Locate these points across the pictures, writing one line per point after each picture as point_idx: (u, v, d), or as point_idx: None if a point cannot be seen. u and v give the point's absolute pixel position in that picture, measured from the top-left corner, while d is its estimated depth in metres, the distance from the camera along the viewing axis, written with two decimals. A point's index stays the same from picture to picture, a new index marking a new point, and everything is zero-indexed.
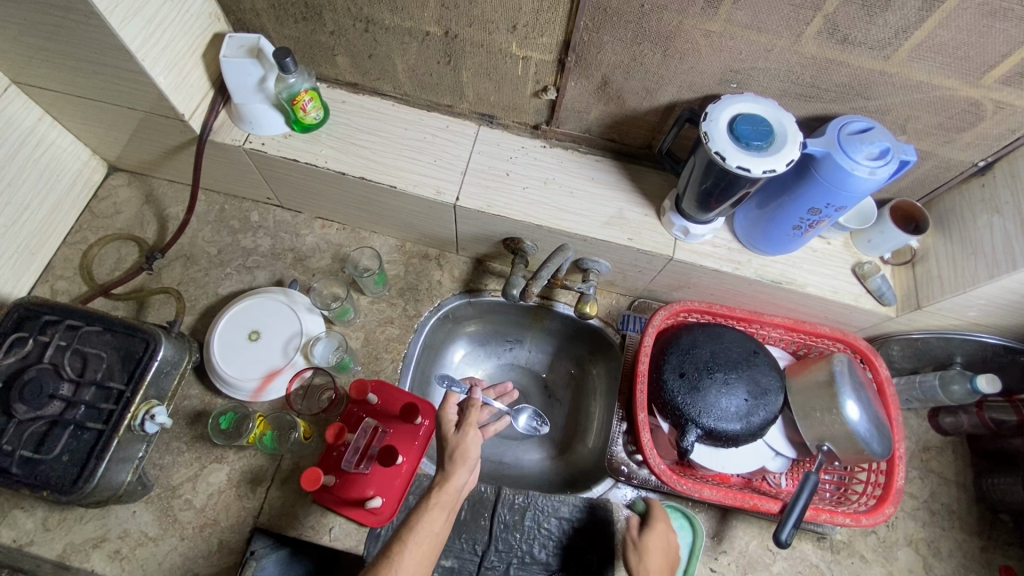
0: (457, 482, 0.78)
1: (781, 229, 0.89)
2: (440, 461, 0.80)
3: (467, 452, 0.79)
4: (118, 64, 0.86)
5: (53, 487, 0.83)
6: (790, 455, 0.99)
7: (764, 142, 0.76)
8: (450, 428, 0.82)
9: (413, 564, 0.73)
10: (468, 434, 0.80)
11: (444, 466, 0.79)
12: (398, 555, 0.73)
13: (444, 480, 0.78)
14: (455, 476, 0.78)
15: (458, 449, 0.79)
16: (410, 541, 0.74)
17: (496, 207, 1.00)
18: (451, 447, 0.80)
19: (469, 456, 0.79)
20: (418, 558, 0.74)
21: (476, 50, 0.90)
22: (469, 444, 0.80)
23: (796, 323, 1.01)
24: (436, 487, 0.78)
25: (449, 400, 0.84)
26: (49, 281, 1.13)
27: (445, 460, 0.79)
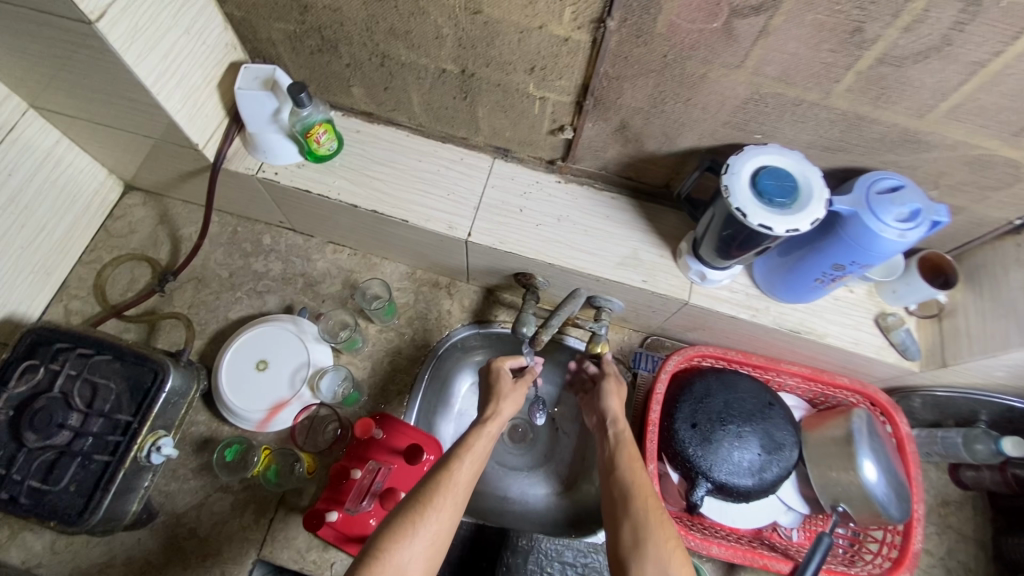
0: (506, 416, 0.87)
1: (803, 280, 0.86)
2: (488, 402, 0.89)
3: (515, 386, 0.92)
4: (133, 97, 0.86)
5: (60, 517, 0.84)
6: (803, 511, 0.96)
7: (788, 199, 0.73)
8: (505, 377, 0.93)
9: (469, 476, 0.76)
10: (522, 387, 0.92)
11: (496, 401, 0.88)
12: (456, 466, 0.76)
13: (496, 413, 0.86)
14: (508, 405, 0.89)
15: (512, 390, 0.91)
16: (468, 457, 0.77)
17: (509, 244, 0.98)
18: (506, 390, 0.90)
19: (519, 401, 0.90)
20: (472, 474, 0.77)
21: (492, 88, 0.88)
22: (519, 394, 0.91)
23: (815, 372, 0.99)
24: (489, 418, 0.85)
25: (510, 357, 0.97)
26: (64, 300, 1.14)
27: (497, 398, 0.89)
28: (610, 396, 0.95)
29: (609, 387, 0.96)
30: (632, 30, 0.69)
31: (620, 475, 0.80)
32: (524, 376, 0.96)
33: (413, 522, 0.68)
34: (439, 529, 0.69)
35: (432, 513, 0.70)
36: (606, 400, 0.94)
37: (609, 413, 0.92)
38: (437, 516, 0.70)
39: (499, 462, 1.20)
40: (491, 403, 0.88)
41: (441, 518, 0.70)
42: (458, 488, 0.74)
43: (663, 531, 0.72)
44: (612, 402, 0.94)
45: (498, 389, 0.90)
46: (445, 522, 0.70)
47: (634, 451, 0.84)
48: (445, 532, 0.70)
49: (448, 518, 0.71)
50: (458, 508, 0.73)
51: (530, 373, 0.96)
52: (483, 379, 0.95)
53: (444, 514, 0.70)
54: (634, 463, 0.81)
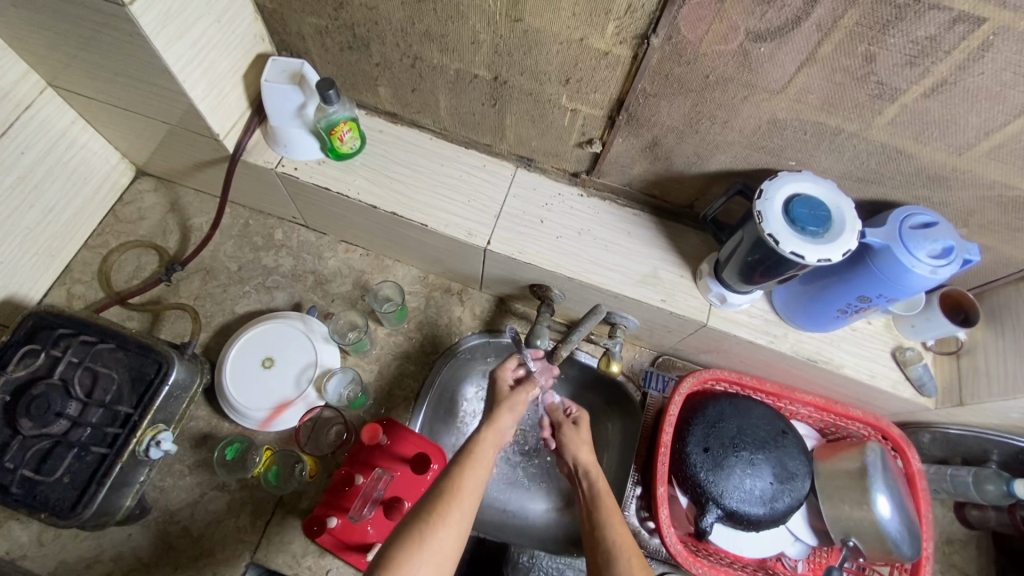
0: (506, 425, 0.82)
1: (826, 310, 0.86)
2: (488, 411, 0.84)
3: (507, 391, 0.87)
4: (158, 82, 0.85)
5: (52, 509, 0.82)
6: (810, 543, 0.94)
7: (821, 228, 0.72)
8: (504, 384, 0.88)
9: (474, 485, 0.72)
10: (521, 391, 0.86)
11: (493, 409, 0.83)
12: (459, 473, 0.73)
13: (495, 420, 0.82)
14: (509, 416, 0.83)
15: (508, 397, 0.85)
16: (471, 464, 0.74)
17: (527, 254, 0.97)
18: (501, 398, 0.85)
19: (519, 406, 0.85)
20: (478, 481, 0.73)
21: (523, 98, 0.87)
22: (519, 400, 0.85)
23: (828, 404, 0.98)
24: (486, 425, 0.81)
25: (506, 362, 0.90)
26: (67, 284, 1.11)
27: (493, 408, 0.84)
28: (571, 449, 0.87)
29: (569, 438, 0.88)
30: (675, 48, 0.68)
31: (600, 530, 0.75)
32: (526, 384, 0.88)
33: (420, 532, 0.65)
34: (447, 540, 0.66)
35: (439, 522, 0.67)
36: (572, 452, 0.86)
37: (579, 463, 0.84)
38: (444, 525, 0.67)
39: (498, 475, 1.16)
40: (488, 412, 0.83)
41: (449, 528, 0.67)
42: (464, 495, 0.70)
43: None
44: (577, 452, 0.85)
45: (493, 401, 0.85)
46: (452, 532, 0.67)
47: (611, 501, 0.78)
48: (455, 543, 0.67)
49: (456, 528, 0.67)
50: (467, 518, 0.69)
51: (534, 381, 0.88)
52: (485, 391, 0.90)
53: (451, 524, 0.67)
54: (612, 515, 0.76)
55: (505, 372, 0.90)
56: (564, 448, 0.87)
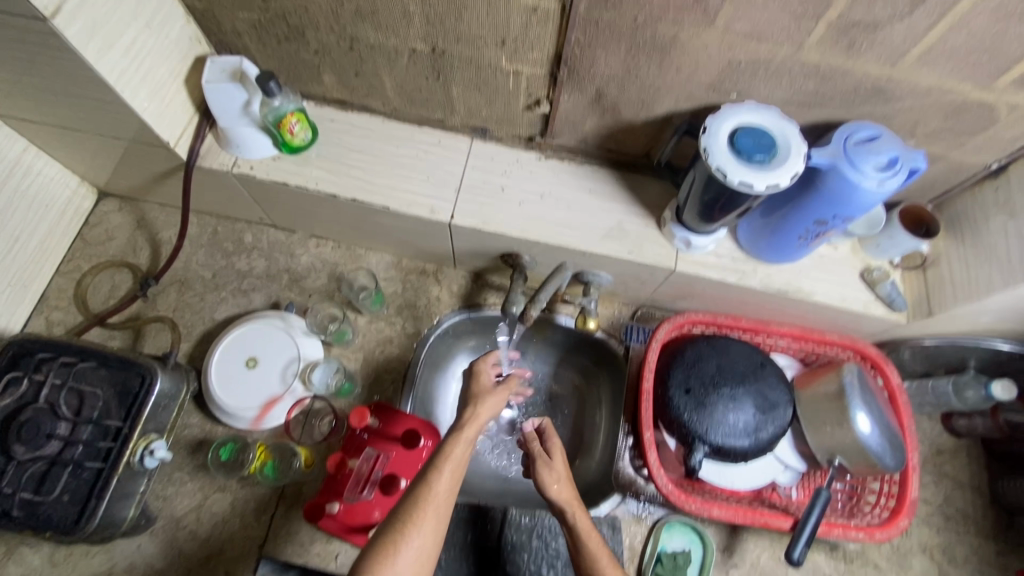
0: (483, 419, 0.82)
1: (788, 238, 0.87)
2: (464, 402, 0.85)
3: (492, 385, 0.87)
4: (98, 96, 0.84)
5: (56, 527, 0.83)
6: (800, 468, 0.96)
7: (767, 155, 0.73)
8: (485, 377, 0.88)
9: (449, 487, 0.72)
10: (502, 388, 0.86)
11: (475, 403, 0.83)
12: (435, 476, 0.72)
13: (473, 415, 0.81)
14: (489, 409, 0.83)
15: (492, 394, 0.85)
16: (447, 466, 0.74)
17: (492, 224, 0.98)
18: (482, 390, 0.86)
19: (499, 403, 0.85)
20: (453, 482, 0.73)
21: (464, 66, 0.87)
22: (499, 399, 0.85)
23: (804, 332, 0.99)
24: (467, 422, 0.80)
25: (490, 355, 0.91)
26: (45, 312, 1.12)
27: (474, 400, 0.84)
28: (546, 481, 0.82)
29: (543, 467, 0.82)
30: None
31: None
32: (508, 380, 0.88)
33: (396, 541, 0.66)
34: (423, 545, 0.67)
35: (413, 529, 0.67)
36: (545, 482, 0.81)
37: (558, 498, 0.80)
38: (417, 534, 0.67)
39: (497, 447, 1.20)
40: (470, 402, 0.83)
41: (423, 534, 0.68)
42: (438, 500, 0.70)
43: None
44: (552, 487, 0.81)
45: (474, 393, 0.85)
46: (427, 537, 0.68)
47: (598, 542, 0.77)
48: (429, 547, 0.68)
49: (430, 533, 0.68)
50: (442, 522, 0.70)
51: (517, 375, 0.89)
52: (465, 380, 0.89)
53: (425, 529, 0.68)
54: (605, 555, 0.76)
55: (488, 365, 0.90)
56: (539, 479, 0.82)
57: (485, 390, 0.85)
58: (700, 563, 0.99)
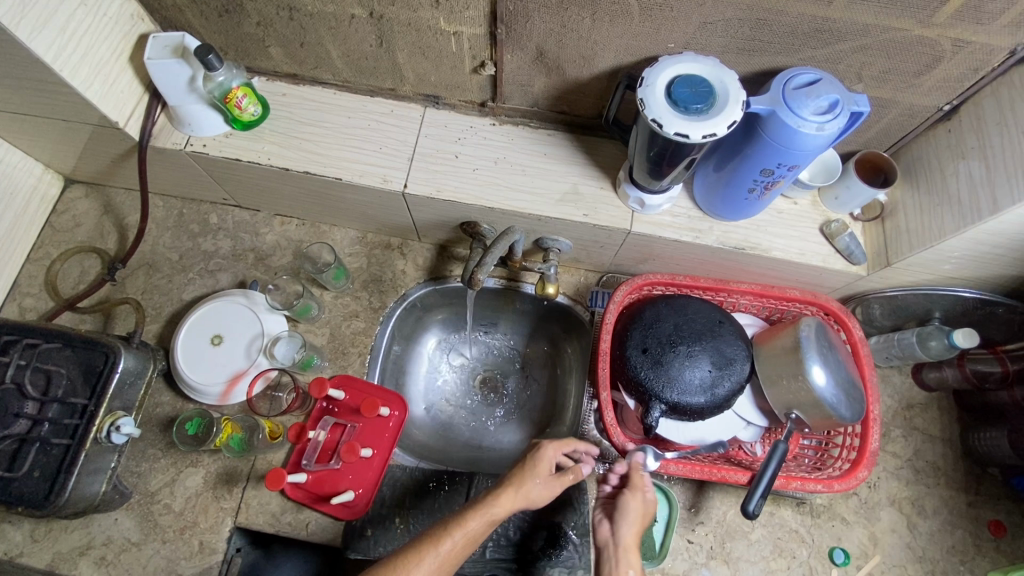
0: (521, 500, 0.81)
1: (738, 192, 0.86)
2: (511, 471, 0.84)
3: (548, 471, 0.83)
4: (38, 77, 0.84)
5: (27, 502, 0.86)
6: (762, 425, 0.96)
7: (704, 104, 0.72)
8: (547, 467, 0.84)
9: (451, 554, 0.75)
10: (555, 478, 0.84)
11: (517, 479, 0.82)
12: (442, 537, 0.76)
13: (509, 492, 0.80)
14: (527, 492, 0.81)
15: (542, 479, 0.83)
16: (458, 537, 0.76)
17: (446, 192, 0.97)
18: (536, 473, 0.83)
19: (546, 492, 0.82)
20: (455, 555, 0.76)
21: (405, 30, 0.86)
22: (550, 486, 0.83)
23: (764, 288, 0.98)
24: (501, 493, 0.81)
25: (562, 443, 0.86)
26: (17, 299, 1.14)
27: (522, 473, 0.83)
28: (623, 518, 0.82)
29: (630, 502, 0.83)
30: None
31: None
32: (565, 474, 0.85)
33: None
34: None
35: None
36: (627, 510, 0.83)
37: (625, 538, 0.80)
38: None
39: (469, 417, 1.23)
40: (513, 478, 0.82)
41: None
42: (437, 559, 0.74)
43: None
44: (621, 527, 0.81)
45: (528, 466, 0.83)
46: None
47: None
48: None
49: None
50: None
51: (571, 473, 0.85)
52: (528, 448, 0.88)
53: None
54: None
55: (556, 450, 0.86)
56: (622, 509, 0.83)
57: (535, 473, 0.82)
58: (666, 520, 0.99)
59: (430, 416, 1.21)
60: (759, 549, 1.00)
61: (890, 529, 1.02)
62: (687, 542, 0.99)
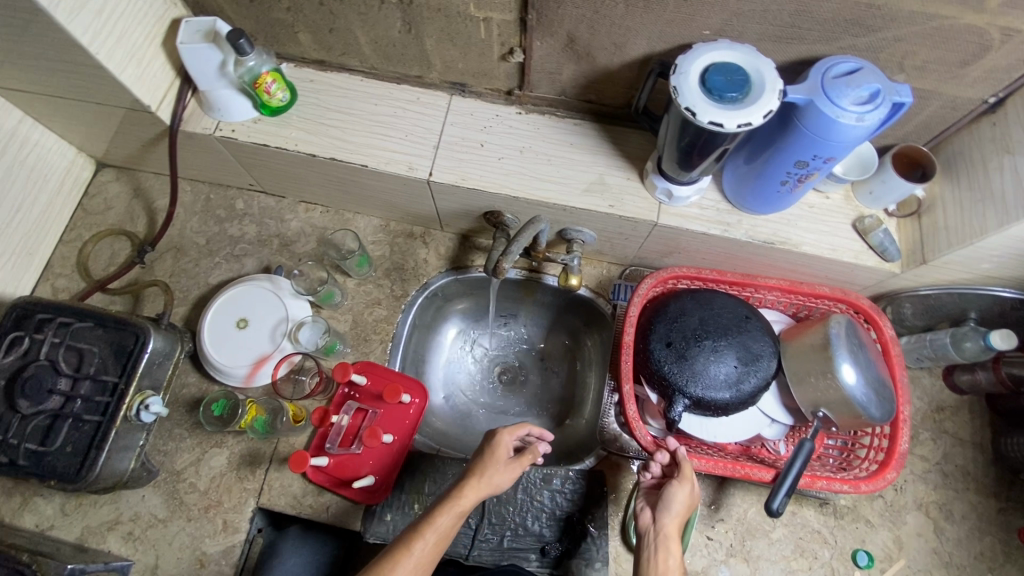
0: (483, 493, 0.82)
1: (771, 185, 0.84)
2: (472, 467, 0.85)
3: (506, 456, 0.86)
4: (74, 60, 0.86)
5: (60, 476, 0.88)
6: (787, 422, 0.94)
7: (739, 93, 0.70)
8: (504, 451, 0.86)
9: (424, 554, 0.74)
10: (513, 463, 0.86)
11: (480, 472, 0.83)
12: (416, 538, 0.75)
13: (471, 486, 0.82)
14: (490, 480, 0.83)
15: (501, 465, 0.85)
16: (429, 535, 0.76)
17: (471, 180, 0.97)
18: (495, 463, 0.85)
19: (507, 477, 0.85)
20: (429, 554, 0.75)
21: (434, 15, 0.86)
22: (508, 472, 0.85)
23: (792, 285, 0.96)
24: (467, 489, 0.81)
25: (515, 426, 0.89)
26: (50, 279, 1.16)
27: (484, 467, 0.84)
28: (666, 508, 0.82)
29: (676, 492, 0.82)
30: None
31: None
32: (523, 456, 0.88)
33: None
34: None
35: None
36: (671, 500, 0.82)
37: (666, 527, 0.80)
38: None
39: (488, 408, 1.24)
40: (475, 470, 0.84)
41: None
42: (413, 561, 0.73)
43: None
44: (664, 515, 0.81)
45: (488, 460, 0.85)
46: None
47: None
48: None
49: None
50: None
51: (530, 453, 0.89)
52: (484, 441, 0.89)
53: None
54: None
55: (511, 435, 0.88)
56: (666, 498, 0.83)
57: (495, 460, 0.85)
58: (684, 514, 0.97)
59: (449, 405, 1.21)
60: (780, 548, 0.99)
61: (916, 533, 1.00)
62: (706, 539, 0.98)
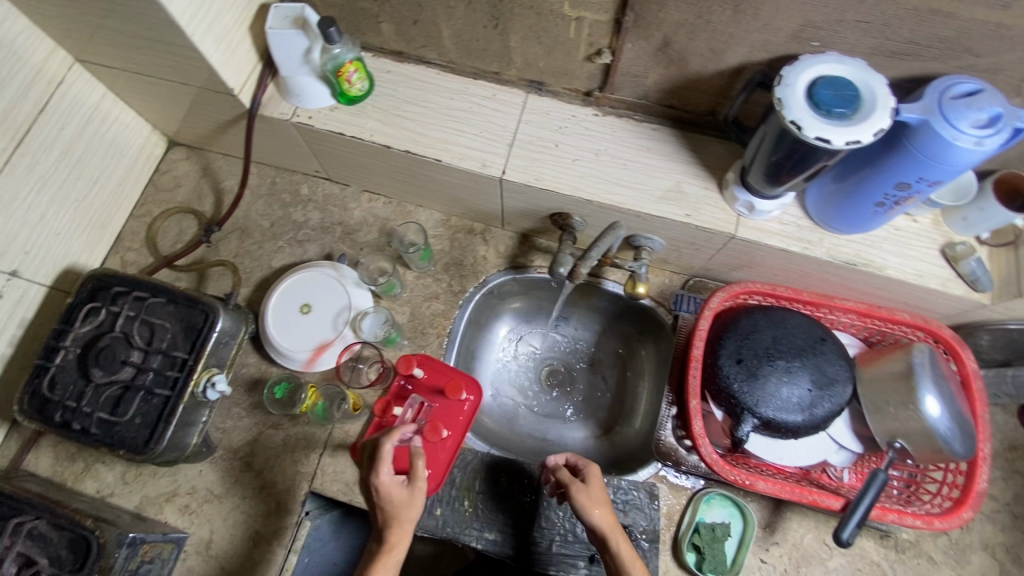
0: (404, 536, 0.83)
1: (863, 205, 0.81)
2: (380, 518, 0.83)
3: (405, 492, 0.83)
4: (168, 39, 0.87)
5: (129, 446, 0.90)
6: (856, 450, 0.92)
7: (849, 109, 0.67)
8: (399, 486, 0.83)
9: None
10: (415, 493, 0.84)
11: (393, 525, 0.82)
12: None
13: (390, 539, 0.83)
14: (408, 520, 0.83)
15: (408, 504, 0.83)
16: None
17: (545, 180, 0.95)
18: (398, 508, 0.82)
19: (418, 506, 0.84)
20: None
21: (525, 12, 0.84)
22: (416, 502, 0.84)
23: (870, 308, 0.93)
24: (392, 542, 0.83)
25: (385, 463, 0.82)
26: (120, 252, 1.19)
27: (390, 518, 0.82)
28: (587, 514, 0.82)
29: (581, 497, 0.83)
30: None
31: None
32: (416, 476, 0.84)
33: None
34: None
35: None
36: (588, 513, 0.82)
37: (597, 526, 0.82)
38: None
39: (535, 409, 1.22)
40: (385, 522, 0.83)
41: None
42: None
43: None
44: (592, 520, 0.82)
45: (389, 510, 0.82)
46: None
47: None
48: None
49: None
50: None
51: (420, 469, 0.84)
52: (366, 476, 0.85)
53: None
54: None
55: (388, 471, 0.83)
56: (580, 510, 0.83)
57: (398, 505, 0.82)
58: (739, 538, 0.96)
59: (497, 403, 1.21)
60: None
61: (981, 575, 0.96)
62: (760, 562, 0.96)
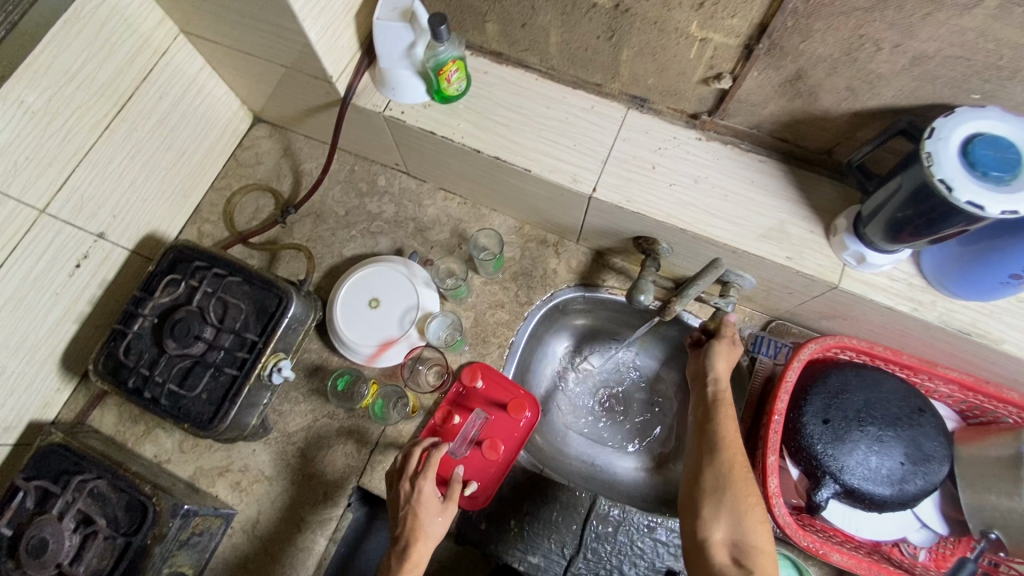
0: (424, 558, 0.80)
1: (993, 275, 0.75)
2: (406, 532, 0.81)
3: (439, 503, 0.83)
4: (278, 22, 0.86)
5: (194, 421, 0.91)
6: (939, 531, 0.86)
7: (1009, 173, 0.61)
8: (434, 496, 0.83)
9: None
10: (449, 506, 0.84)
11: (417, 538, 0.80)
12: None
13: (411, 555, 0.79)
14: (435, 535, 0.82)
15: (437, 515, 0.83)
16: None
17: (637, 204, 0.91)
18: (427, 519, 0.82)
19: (447, 520, 0.83)
20: None
21: (646, 27, 0.80)
22: (446, 517, 0.83)
23: (975, 382, 0.85)
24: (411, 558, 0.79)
25: (429, 471, 0.83)
26: (197, 223, 1.21)
27: (416, 531, 0.81)
28: (718, 355, 0.87)
29: (725, 346, 0.88)
30: None
31: (712, 430, 0.79)
32: (455, 487, 0.85)
33: None
34: None
35: None
36: (711, 358, 0.87)
37: (711, 370, 0.86)
38: None
39: (586, 431, 1.19)
40: (409, 535, 0.81)
41: None
42: None
43: (743, 486, 0.73)
44: (718, 362, 0.87)
45: (418, 522, 0.81)
46: None
47: (729, 411, 0.82)
48: None
49: None
50: None
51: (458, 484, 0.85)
52: (396, 488, 0.86)
53: None
54: (749, 498, 0.73)
55: (428, 480, 0.83)
56: (714, 351, 0.88)
57: (431, 514, 0.82)
58: None
59: (548, 420, 1.18)
60: None
61: None
62: None
